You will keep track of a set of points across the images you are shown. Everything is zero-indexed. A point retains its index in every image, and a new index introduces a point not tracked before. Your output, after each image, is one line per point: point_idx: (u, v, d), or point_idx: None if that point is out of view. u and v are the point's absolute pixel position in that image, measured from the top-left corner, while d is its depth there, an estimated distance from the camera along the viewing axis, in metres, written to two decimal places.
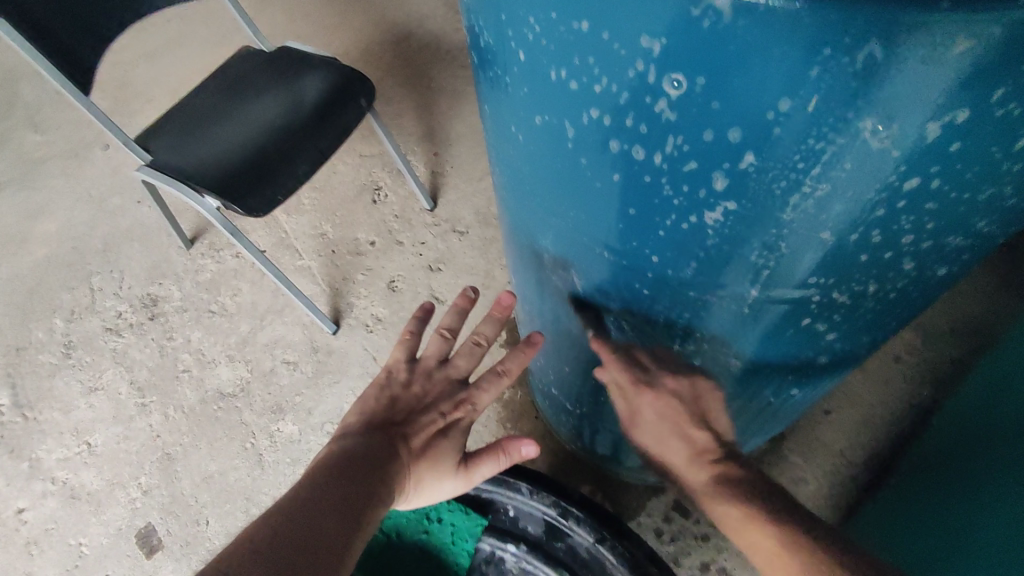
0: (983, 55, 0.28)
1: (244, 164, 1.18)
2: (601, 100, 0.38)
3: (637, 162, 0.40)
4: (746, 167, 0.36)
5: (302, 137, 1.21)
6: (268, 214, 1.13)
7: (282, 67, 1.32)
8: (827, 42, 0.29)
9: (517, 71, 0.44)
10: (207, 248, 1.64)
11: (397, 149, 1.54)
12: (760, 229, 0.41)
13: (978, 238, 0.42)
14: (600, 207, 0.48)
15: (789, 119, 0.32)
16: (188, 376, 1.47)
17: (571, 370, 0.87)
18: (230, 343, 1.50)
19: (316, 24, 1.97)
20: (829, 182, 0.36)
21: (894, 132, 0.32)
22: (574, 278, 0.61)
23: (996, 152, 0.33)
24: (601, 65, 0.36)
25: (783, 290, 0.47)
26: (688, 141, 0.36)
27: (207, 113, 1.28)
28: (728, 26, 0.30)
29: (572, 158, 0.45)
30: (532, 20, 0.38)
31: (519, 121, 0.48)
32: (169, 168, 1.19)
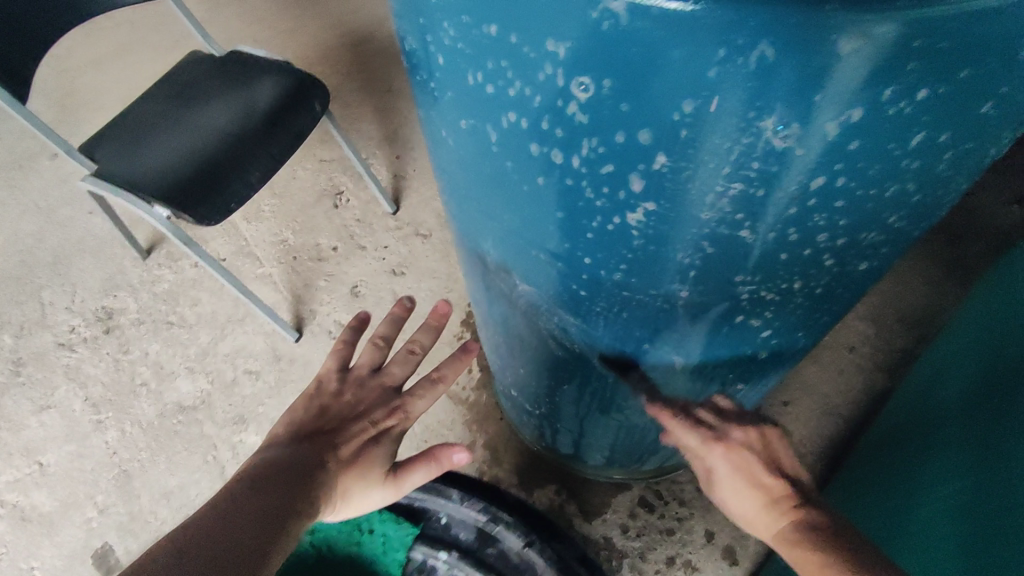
0: (873, 56, 0.29)
1: (195, 172, 1.16)
2: (517, 103, 0.38)
3: (558, 165, 0.40)
4: (660, 168, 0.36)
5: (255, 143, 1.19)
6: (220, 222, 1.11)
7: (233, 73, 1.29)
8: (721, 44, 0.29)
9: (439, 75, 0.43)
10: (164, 259, 1.60)
11: (356, 153, 1.53)
12: (682, 229, 0.41)
13: (893, 232, 0.43)
14: (530, 209, 0.48)
15: (694, 120, 0.33)
16: (146, 390, 1.44)
17: (526, 372, 0.87)
18: (189, 354, 1.47)
19: (271, 28, 1.94)
20: (741, 181, 0.36)
21: (795, 132, 0.32)
22: (516, 280, 0.61)
23: (894, 150, 0.34)
24: (514, 69, 0.36)
25: (712, 288, 0.47)
26: (603, 143, 0.36)
27: (156, 121, 1.25)
28: (626, 29, 0.30)
29: (499, 161, 0.45)
30: (445, 23, 0.38)
31: (447, 124, 0.48)
32: (116, 178, 1.16)
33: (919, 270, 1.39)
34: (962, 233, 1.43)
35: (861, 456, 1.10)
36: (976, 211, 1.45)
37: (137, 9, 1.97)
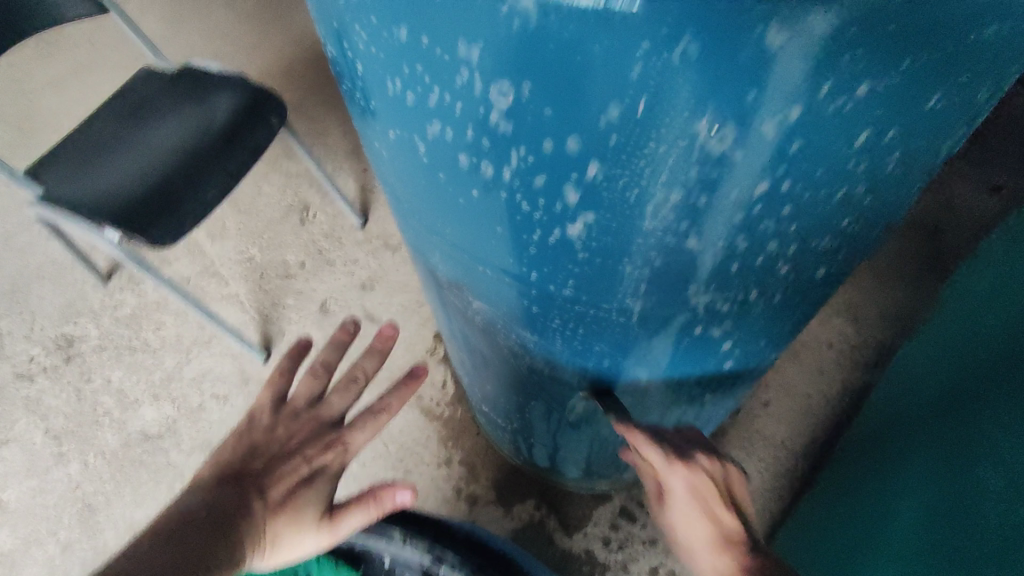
0: (807, 50, 0.26)
1: (147, 193, 1.11)
2: (438, 112, 0.35)
3: (489, 176, 0.37)
4: (594, 177, 0.34)
5: (210, 160, 1.15)
6: (174, 243, 1.07)
7: (187, 88, 1.25)
8: (641, 40, 0.26)
9: (362, 84, 0.40)
10: (127, 282, 1.55)
11: (319, 167, 1.49)
12: (625, 240, 0.38)
13: (846, 237, 0.41)
14: (470, 223, 0.45)
15: (622, 125, 0.30)
16: (109, 419, 1.38)
17: (494, 388, 0.84)
18: (154, 380, 1.42)
19: (233, 41, 1.90)
20: (680, 188, 0.33)
21: (730, 134, 0.30)
22: (469, 296, 0.58)
23: (839, 149, 0.32)
24: (430, 75, 0.33)
25: (665, 301, 0.45)
26: (530, 152, 0.34)
27: (107, 141, 1.21)
28: (538, 26, 0.27)
29: (432, 174, 0.42)
30: (359, 29, 0.35)
31: (378, 137, 0.45)
32: (63, 202, 1.11)
33: (894, 264, 1.38)
34: (936, 227, 1.42)
35: (842, 456, 1.09)
36: (949, 204, 1.44)
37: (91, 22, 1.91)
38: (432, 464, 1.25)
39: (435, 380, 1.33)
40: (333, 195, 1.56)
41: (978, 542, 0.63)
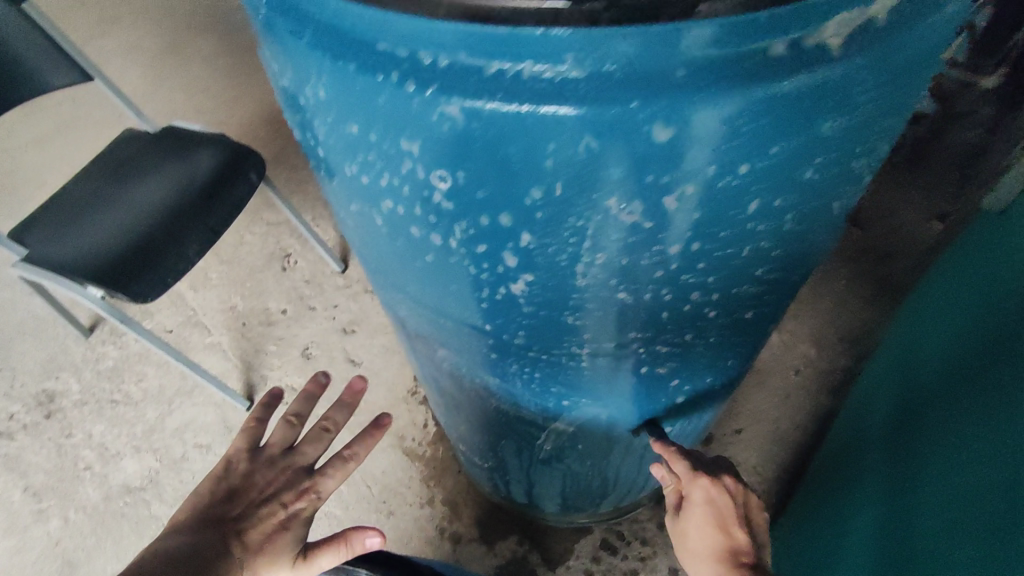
0: (690, 140, 0.32)
1: (130, 250, 1.15)
2: (389, 191, 0.39)
3: (439, 244, 0.42)
4: (528, 245, 0.39)
5: (191, 216, 1.19)
6: (155, 298, 1.10)
7: (170, 147, 1.30)
8: (551, 137, 0.31)
9: (323, 162, 0.45)
10: (109, 335, 1.56)
11: (299, 216, 1.53)
12: (563, 296, 0.43)
13: (765, 284, 0.46)
14: (427, 282, 0.49)
15: (545, 203, 0.35)
16: (90, 473, 1.38)
17: (468, 429, 0.87)
18: (136, 433, 1.42)
19: (214, 97, 1.96)
20: (604, 252, 0.38)
21: (638, 208, 0.35)
22: (435, 345, 0.62)
23: (737, 215, 0.37)
24: (380, 162, 0.38)
25: (610, 345, 0.49)
26: (471, 226, 0.38)
27: (91, 200, 1.25)
28: (464, 131, 0.32)
29: (390, 242, 0.47)
30: (318, 122, 0.40)
31: (341, 207, 0.49)
32: (45, 261, 1.14)
33: (852, 291, 1.45)
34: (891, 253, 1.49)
35: (812, 478, 1.12)
36: None
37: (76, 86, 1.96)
38: (415, 504, 1.27)
39: (416, 420, 1.36)
40: (313, 242, 1.60)
41: (932, 555, 0.65)
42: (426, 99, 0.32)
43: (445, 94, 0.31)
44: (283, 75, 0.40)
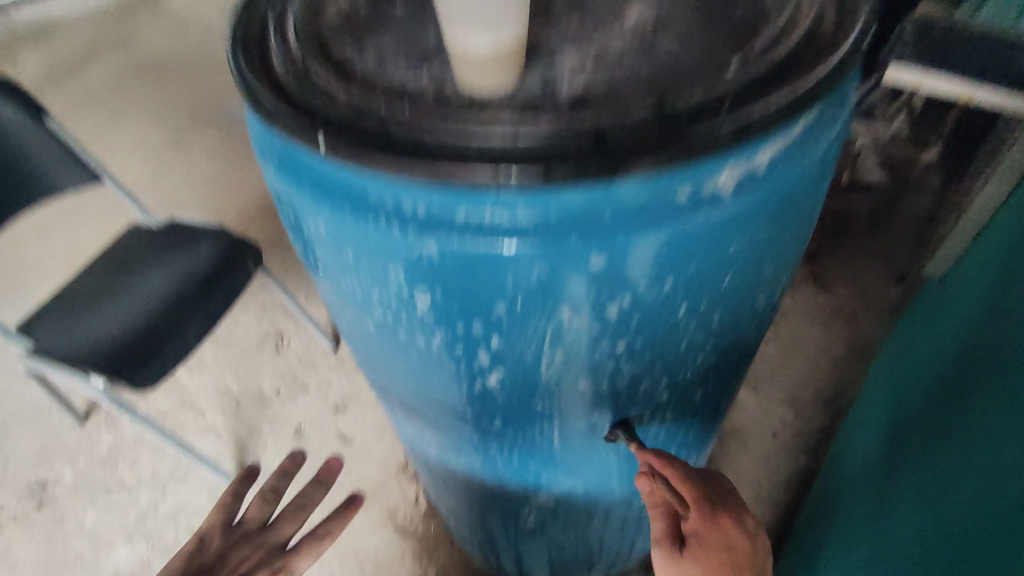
0: (619, 262, 0.40)
1: (132, 338, 1.21)
2: (384, 299, 0.46)
3: (423, 349, 0.49)
4: (498, 346, 0.46)
5: (190, 304, 1.25)
6: (155, 384, 1.15)
7: (171, 240, 1.38)
8: (510, 265, 0.40)
9: (319, 268, 0.52)
10: (105, 421, 1.58)
11: (292, 298, 1.60)
12: (531, 386, 0.50)
13: (703, 365, 0.53)
14: (414, 380, 0.55)
15: (509, 312, 0.43)
16: (81, 563, 1.38)
17: (458, 502, 0.90)
18: (128, 520, 1.42)
19: (213, 184, 2.05)
20: (561, 349, 0.46)
21: (584, 313, 0.43)
22: (425, 432, 0.67)
23: (665, 314, 0.45)
24: (374, 284, 0.45)
25: (578, 424, 0.56)
26: (452, 332, 0.46)
27: (97, 291, 1.32)
28: (449, 249, 0.40)
29: (381, 347, 0.53)
30: (322, 249, 0.47)
31: (337, 312, 0.56)
32: (52, 353, 1.20)
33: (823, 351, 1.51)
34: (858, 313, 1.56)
35: (795, 540, 1.15)
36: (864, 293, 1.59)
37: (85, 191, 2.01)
38: None
39: (409, 497, 1.38)
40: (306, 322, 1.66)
41: None
42: (413, 238, 0.40)
43: (426, 235, 0.40)
44: (290, 210, 0.47)
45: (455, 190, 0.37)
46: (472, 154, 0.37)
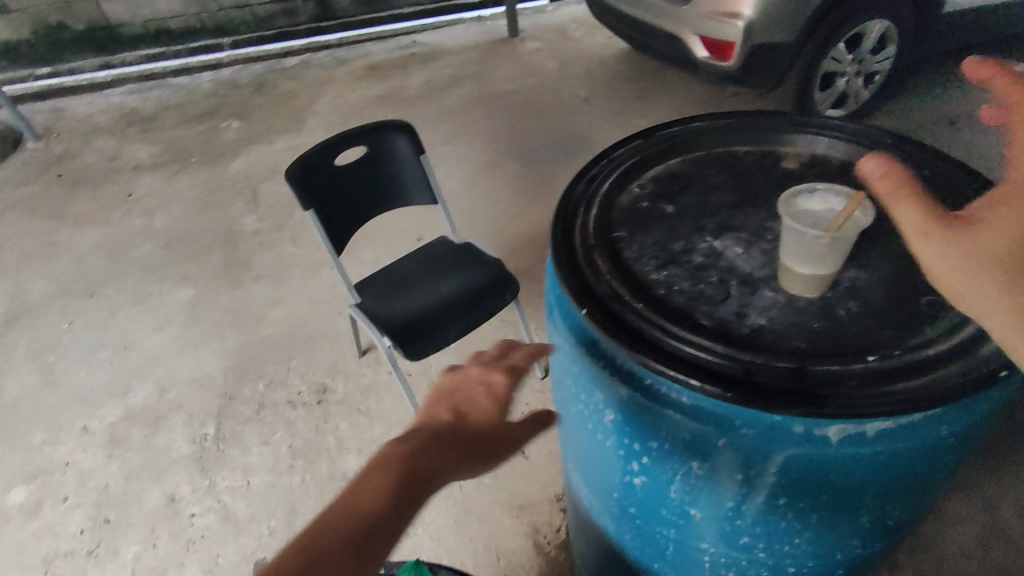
0: (952, 436, 0.53)
1: (414, 320, 1.40)
2: (736, 519, 0.58)
3: (773, 509, 0.56)
4: (849, 500, 0.55)
5: (457, 310, 1.41)
6: (417, 360, 1.33)
7: (462, 258, 1.56)
8: (894, 446, 0.52)
9: (634, 470, 0.62)
10: (380, 360, 1.85)
11: (524, 317, 1.74)
12: (861, 523, 0.58)
13: (966, 464, 0.64)
14: (713, 529, 0.61)
15: (867, 478, 0.53)
16: (416, 374, 1.78)
17: (596, 554, 0.95)
18: (458, 363, 1.80)
19: (511, 215, 2.33)
20: (892, 498, 0.57)
21: (926, 467, 0.55)
22: (674, 556, 0.70)
23: (960, 459, 0.58)
24: (746, 456, 0.52)
25: (875, 542, 0.63)
26: (809, 490, 0.54)
27: (405, 280, 1.53)
28: (842, 497, 0.54)
29: (695, 505, 0.60)
30: (680, 429, 0.54)
31: (628, 471, 0.63)
32: (367, 310, 1.45)
33: None
34: None
35: None
36: None
37: (511, 207, 2.36)
38: None
39: None
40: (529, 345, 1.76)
41: None
42: (819, 427, 0.50)
43: (829, 426, 0.50)
44: (638, 387, 0.56)
45: (861, 419, 0.50)
46: (918, 381, 0.51)
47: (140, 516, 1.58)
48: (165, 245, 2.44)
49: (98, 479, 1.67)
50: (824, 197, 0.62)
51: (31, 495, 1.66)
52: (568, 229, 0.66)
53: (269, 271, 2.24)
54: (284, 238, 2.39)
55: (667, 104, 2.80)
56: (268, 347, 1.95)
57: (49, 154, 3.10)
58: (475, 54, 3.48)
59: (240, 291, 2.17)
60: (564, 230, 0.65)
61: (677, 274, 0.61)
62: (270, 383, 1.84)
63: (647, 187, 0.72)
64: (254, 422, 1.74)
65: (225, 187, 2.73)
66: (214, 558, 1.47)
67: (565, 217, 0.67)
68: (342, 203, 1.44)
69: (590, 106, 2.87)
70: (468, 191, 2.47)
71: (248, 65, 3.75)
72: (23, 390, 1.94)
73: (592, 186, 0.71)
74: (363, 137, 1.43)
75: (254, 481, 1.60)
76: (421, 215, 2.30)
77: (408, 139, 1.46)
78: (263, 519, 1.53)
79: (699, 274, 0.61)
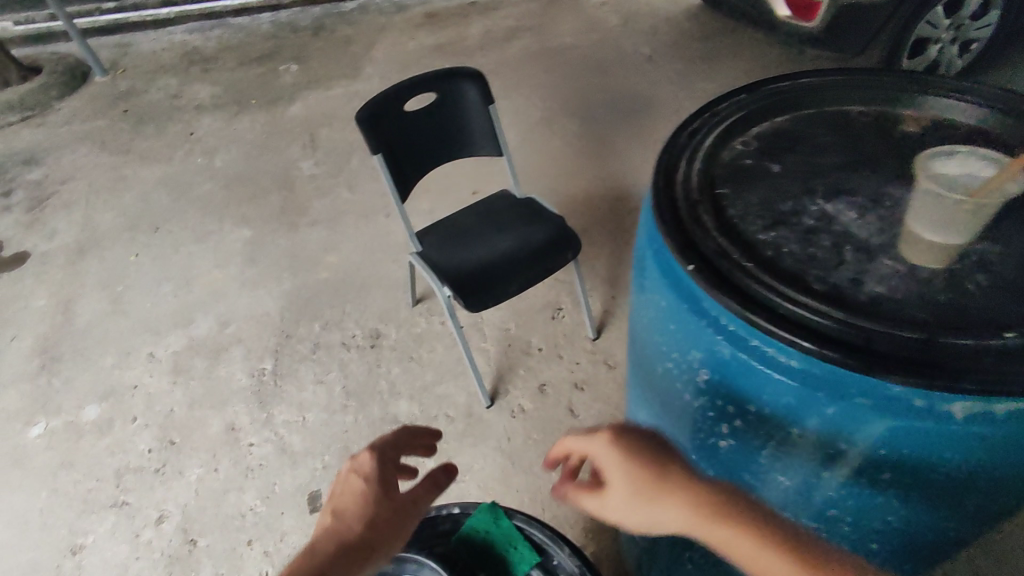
0: None
1: (475, 272, 1.40)
2: (826, 489, 0.57)
3: (871, 484, 0.54)
4: (959, 483, 0.53)
5: (518, 265, 1.40)
6: (476, 312, 1.33)
7: (524, 213, 1.54)
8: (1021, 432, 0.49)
9: (722, 432, 0.61)
10: (432, 309, 1.87)
11: (582, 284, 1.68)
12: (964, 509, 0.56)
13: None
14: (800, 498, 0.60)
15: (984, 463, 0.50)
16: (468, 326, 1.80)
17: None
18: (509, 317, 1.81)
19: (568, 173, 2.28)
20: (1004, 487, 0.54)
21: None
22: None
23: None
24: (855, 429, 0.51)
25: (972, 531, 0.61)
26: (917, 468, 0.52)
27: (466, 232, 1.52)
28: (946, 482, 0.52)
29: (786, 472, 0.59)
30: (785, 397, 0.53)
31: (716, 435, 0.62)
32: (428, 259, 1.46)
33: None
34: None
35: None
36: None
37: (568, 165, 2.31)
38: None
39: None
40: (583, 307, 1.74)
41: None
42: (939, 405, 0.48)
43: (950, 404, 0.48)
44: (743, 351, 0.54)
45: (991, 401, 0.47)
46: None
47: (202, 442, 1.66)
48: (225, 185, 2.49)
49: (164, 404, 1.76)
50: (960, 161, 0.60)
51: (103, 414, 1.76)
52: (671, 183, 0.64)
53: (324, 216, 2.27)
54: (340, 184, 2.41)
55: (737, 65, 2.67)
56: (324, 290, 1.99)
57: (116, 90, 3.16)
58: (537, 5, 3.36)
59: (298, 234, 2.21)
60: (666, 183, 0.64)
61: (787, 235, 0.58)
62: (326, 325, 1.88)
63: (754, 144, 0.69)
64: (310, 361, 1.79)
65: (282, 130, 2.75)
66: (272, 485, 1.55)
67: (667, 170, 0.66)
68: (408, 150, 1.43)
69: (655, 64, 2.76)
70: (526, 146, 2.42)
71: (306, 7, 3.71)
72: (94, 316, 2.03)
73: (697, 140, 0.69)
74: (433, 83, 1.40)
75: (309, 418, 1.66)
76: (477, 168, 2.28)
77: (477, 88, 1.42)
78: (318, 454, 1.59)
79: (812, 234, 0.58)
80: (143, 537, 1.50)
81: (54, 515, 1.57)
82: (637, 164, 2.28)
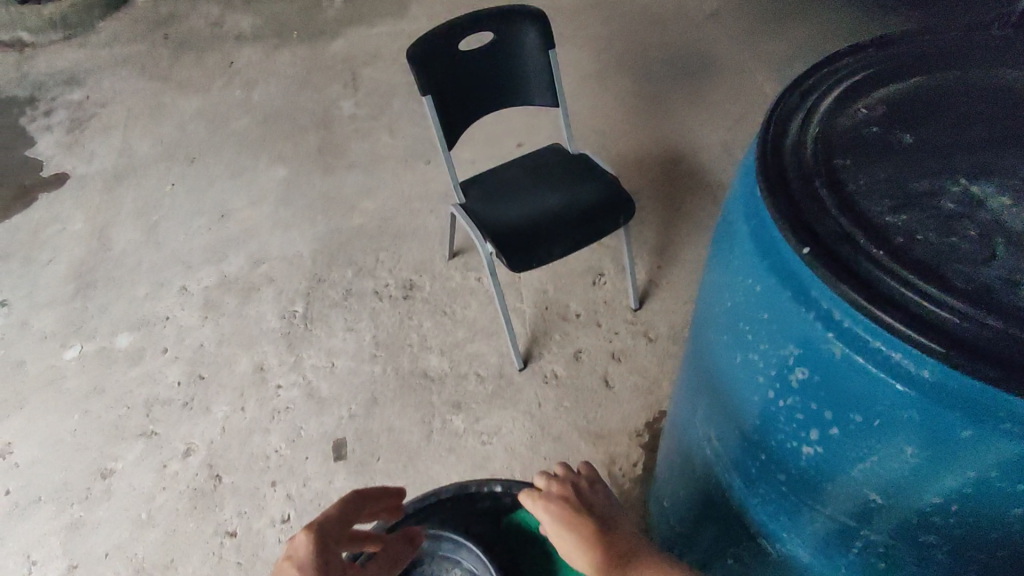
0: None
1: (520, 230, 1.32)
2: (926, 511, 0.51)
3: (984, 515, 0.48)
4: None
5: (566, 226, 1.32)
6: (519, 273, 1.25)
7: (575, 171, 1.45)
8: None
9: (809, 437, 0.56)
10: (469, 264, 1.81)
11: (630, 251, 1.59)
12: None
13: None
14: (888, 519, 0.54)
15: None
16: (505, 285, 1.73)
17: (689, 500, 0.90)
18: (548, 280, 1.73)
19: (620, 131, 2.16)
20: None
21: None
22: (812, 538, 0.64)
23: None
24: (981, 450, 0.45)
25: None
26: None
27: (512, 186, 1.44)
28: None
29: (878, 489, 0.53)
30: (902, 407, 0.47)
31: (802, 439, 0.56)
32: (470, 212, 1.38)
33: None
34: None
35: None
36: None
37: (620, 123, 2.18)
38: None
39: None
40: (627, 274, 1.65)
41: None
42: None
43: None
44: (858, 353, 0.48)
45: None
46: None
47: (230, 379, 1.65)
48: (263, 119, 2.42)
49: (194, 338, 1.75)
50: None
51: (135, 343, 1.76)
52: (779, 150, 0.56)
53: (363, 159, 2.20)
54: (380, 126, 2.32)
55: (812, 25, 2.46)
56: (359, 236, 1.93)
57: (157, 12, 3.08)
58: None
59: (334, 176, 2.14)
60: (773, 150, 0.56)
61: (919, 217, 0.50)
62: (358, 272, 1.83)
63: (882, 107, 0.58)
64: (341, 308, 1.75)
65: (323, 66, 2.64)
66: (297, 429, 1.53)
67: (773, 135, 0.58)
68: (458, 93, 1.33)
69: (720, 19, 2.57)
70: (577, 99, 2.29)
71: None
72: (129, 244, 2.02)
73: (810, 101, 0.60)
74: (491, 22, 1.29)
75: (338, 365, 1.63)
76: (524, 119, 2.17)
77: (537, 31, 1.31)
78: (344, 402, 1.57)
79: (951, 220, 0.50)
80: (170, 468, 1.52)
81: (86, 438, 1.59)
82: (693, 126, 2.14)
